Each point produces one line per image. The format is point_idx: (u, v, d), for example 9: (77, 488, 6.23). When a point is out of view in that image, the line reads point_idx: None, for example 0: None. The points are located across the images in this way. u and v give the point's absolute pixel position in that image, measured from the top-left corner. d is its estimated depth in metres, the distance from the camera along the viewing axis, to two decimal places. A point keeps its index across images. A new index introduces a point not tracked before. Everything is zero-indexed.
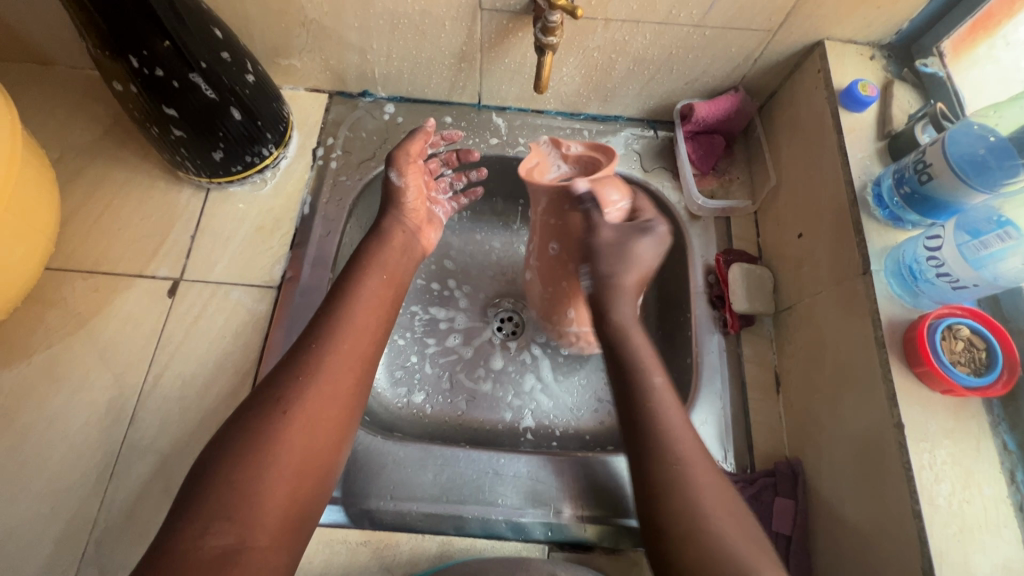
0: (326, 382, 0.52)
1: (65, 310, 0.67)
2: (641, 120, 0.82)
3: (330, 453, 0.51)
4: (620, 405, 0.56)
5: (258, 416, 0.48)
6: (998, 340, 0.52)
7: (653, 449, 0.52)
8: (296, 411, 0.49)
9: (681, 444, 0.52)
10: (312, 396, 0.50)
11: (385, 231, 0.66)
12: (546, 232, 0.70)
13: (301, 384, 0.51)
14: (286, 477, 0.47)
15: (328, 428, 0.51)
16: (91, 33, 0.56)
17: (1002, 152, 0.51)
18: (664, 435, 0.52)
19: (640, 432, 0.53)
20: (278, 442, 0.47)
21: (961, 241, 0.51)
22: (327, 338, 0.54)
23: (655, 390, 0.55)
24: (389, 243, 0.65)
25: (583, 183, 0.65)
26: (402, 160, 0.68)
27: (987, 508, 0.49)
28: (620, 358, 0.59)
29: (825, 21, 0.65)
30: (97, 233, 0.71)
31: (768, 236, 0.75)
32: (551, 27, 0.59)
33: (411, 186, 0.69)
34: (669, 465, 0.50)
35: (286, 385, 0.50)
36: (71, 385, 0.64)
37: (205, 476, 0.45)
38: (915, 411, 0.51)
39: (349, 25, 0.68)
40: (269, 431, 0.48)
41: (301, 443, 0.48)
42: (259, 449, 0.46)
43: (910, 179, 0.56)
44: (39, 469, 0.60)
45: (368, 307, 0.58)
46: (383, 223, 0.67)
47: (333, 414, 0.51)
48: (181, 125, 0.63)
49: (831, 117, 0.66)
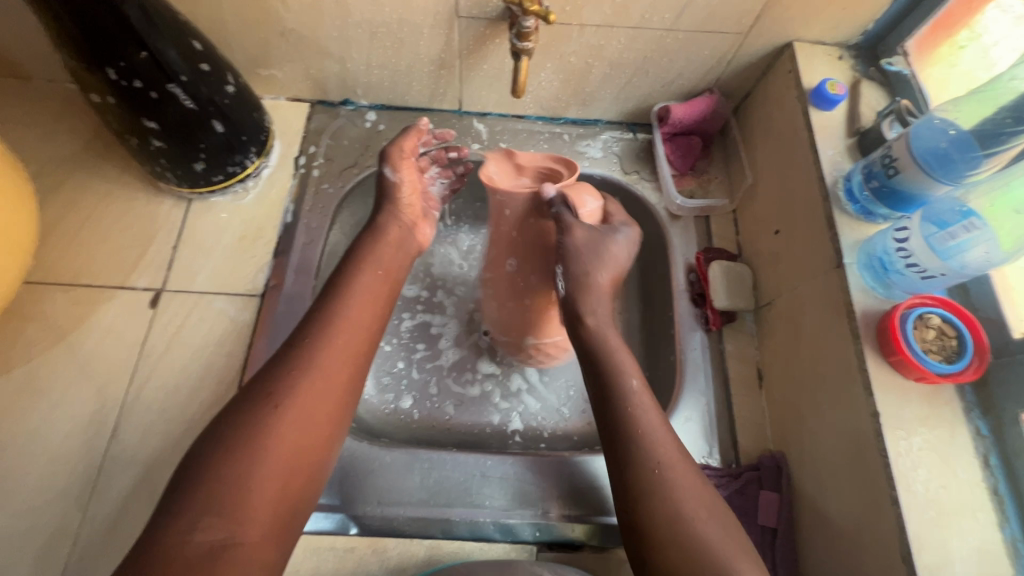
0: (316, 380, 0.51)
1: (45, 323, 0.66)
2: (621, 123, 0.83)
3: (323, 448, 0.51)
4: (599, 407, 0.56)
5: (254, 411, 0.48)
6: (969, 328, 0.53)
7: (633, 450, 0.52)
8: (289, 404, 0.49)
9: (659, 446, 0.52)
10: (302, 391, 0.50)
11: (378, 227, 0.66)
12: (504, 246, 0.64)
13: (289, 379, 0.50)
14: (276, 472, 0.47)
15: (319, 424, 0.51)
16: (68, 47, 0.56)
17: (963, 144, 0.53)
18: (646, 437, 0.53)
19: (625, 437, 0.53)
20: (268, 438, 0.47)
21: (928, 233, 0.52)
22: (317, 339, 0.53)
23: (633, 393, 0.56)
24: (380, 239, 0.65)
25: (550, 188, 0.59)
26: (396, 156, 0.68)
27: (963, 493, 0.50)
28: (598, 363, 0.58)
29: (794, 22, 0.67)
30: (77, 247, 0.70)
31: (747, 235, 0.76)
32: (525, 32, 0.60)
33: (405, 181, 0.69)
34: (651, 467, 0.51)
35: (275, 380, 0.50)
36: (51, 399, 0.63)
37: (196, 469, 0.45)
38: (890, 399, 0.52)
39: (328, 34, 0.69)
40: (260, 423, 0.48)
41: (293, 437, 0.48)
42: (249, 443, 0.46)
43: (878, 173, 0.58)
44: (18, 486, 0.59)
45: (361, 303, 0.58)
46: (378, 219, 0.67)
47: (325, 412, 0.51)
48: (161, 136, 0.63)
49: (802, 115, 0.67)
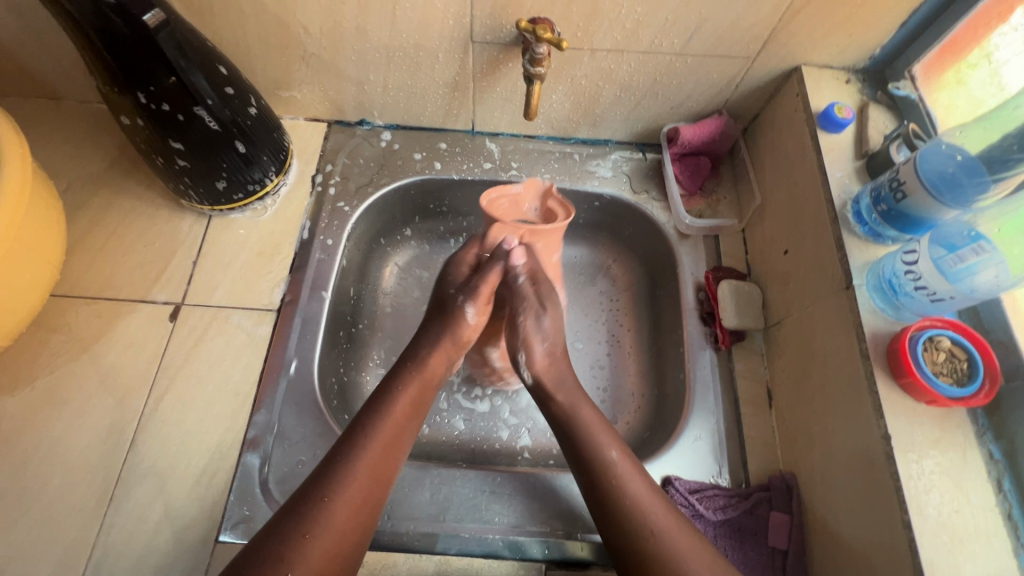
0: (366, 466, 0.54)
1: (69, 335, 0.68)
2: (630, 143, 0.85)
3: (362, 538, 0.51)
4: (585, 485, 0.57)
5: (300, 501, 0.50)
6: (979, 351, 0.54)
7: (621, 526, 0.53)
8: (337, 493, 0.51)
9: (652, 515, 0.52)
10: (352, 477, 0.52)
11: (423, 362, 0.64)
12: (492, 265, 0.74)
13: (339, 466, 0.53)
14: (321, 559, 0.47)
15: (361, 512, 0.51)
16: (101, 72, 0.59)
17: (971, 169, 0.54)
18: (632, 511, 0.53)
19: (611, 512, 0.54)
20: (317, 523, 0.49)
21: (937, 255, 0.52)
22: (348, 445, 0.54)
23: (614, 465, 0.56)
24: (420, 374, 0.63)
25: (512, 243, 0.70)
26: (482, 299, 0.68)
27: (976, 518, 0.49)
28: (574, 440, 0.59)
29: (801, 46, 0.69)
30: (101, 261, 0.73)
31: (756, 254, 0.77)
32: (538, 59, 0.62)
33: (477, 323, 0.69)
34: (642, 541, 0.51)
35: (326, 466, 0.53)
36: (72, 410, 0.65)
37: (251, 554, 0.46)
38: (901, 421, 0.52)
39: (346, 58, 0.71)
40: (310, 510, 0.49)
41: (340, 525, 0.50)
42: (304, 528, 0.48)
43: (885, 197, 0.58)
44: (38, 494, 0.61)
45: (405, 399, 0.60)
46: (431, 364, 0.64)
47: (367, 499, 0.52)
48: (186, 156, 0.66)
49: (810, 137, 0.68)
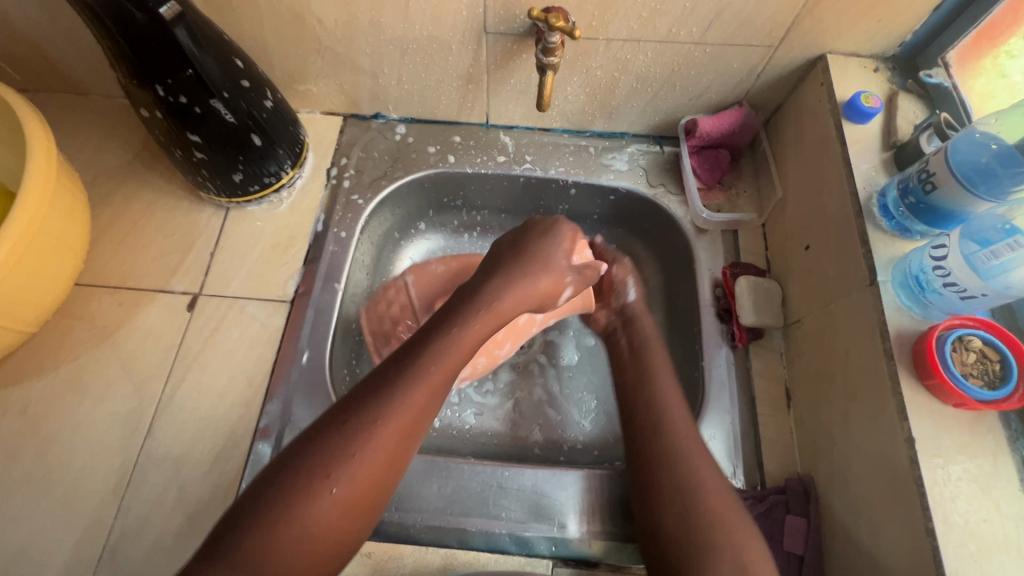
0: (421, 396, 0.48)
1: (92, 323, 0.70)
2: (647, 136, 0.83)
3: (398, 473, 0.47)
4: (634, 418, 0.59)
5: (349, 416, 0.46)
6: (1013, 351, 0.51)
7: (669, 460, 0.54)
8: (387, 420, 0.46)
9: (691, 453, 0.54)
10: (407, 404, 0.47)
11: (497, 296, 0.56)
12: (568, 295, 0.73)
13: (396, 390, 0.47)
14: (358, 483, 0.44)
15: (403, 446, 0.47)
16: (120, 65, 0.60)
17: (1007, 159, 0.51)
18: (679, 447, 0.54)
19: (658, 447, 0.55)
20: (365, 443, 0.45)
21: (969, 250, 0.50)
22: (412, 368, 0.49)
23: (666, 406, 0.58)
24: (490, 309, 0.55)
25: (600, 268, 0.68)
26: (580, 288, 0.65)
27: (1006, 528, 0.47)
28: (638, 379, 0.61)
29: (827, 34, 0.66)
30: (123, 251, 0.75)
31: (776, 250, 0.75)
32: (551, 48, 0.62)
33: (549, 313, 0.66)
34: (683, 473, 0.52)
35: (385, 380, 0.48)
36: (93, 396, 0.66)
37: (297, 456, 0.44)
38: (925, 425, 0.50)
39: (361, 51, 0.71)
40: (359, 432, 0.45)
41: (386, 452, 0.46)
42: (347, 449, 0.44)
43: (914, 189, 0.56)
44: (60, 476, 0.62)
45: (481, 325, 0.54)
46: (504, 300, 0.56)
47: (413, 430, 0.48)
48: (203, 149, 0.67)
49: (835, 128, 0.65)
